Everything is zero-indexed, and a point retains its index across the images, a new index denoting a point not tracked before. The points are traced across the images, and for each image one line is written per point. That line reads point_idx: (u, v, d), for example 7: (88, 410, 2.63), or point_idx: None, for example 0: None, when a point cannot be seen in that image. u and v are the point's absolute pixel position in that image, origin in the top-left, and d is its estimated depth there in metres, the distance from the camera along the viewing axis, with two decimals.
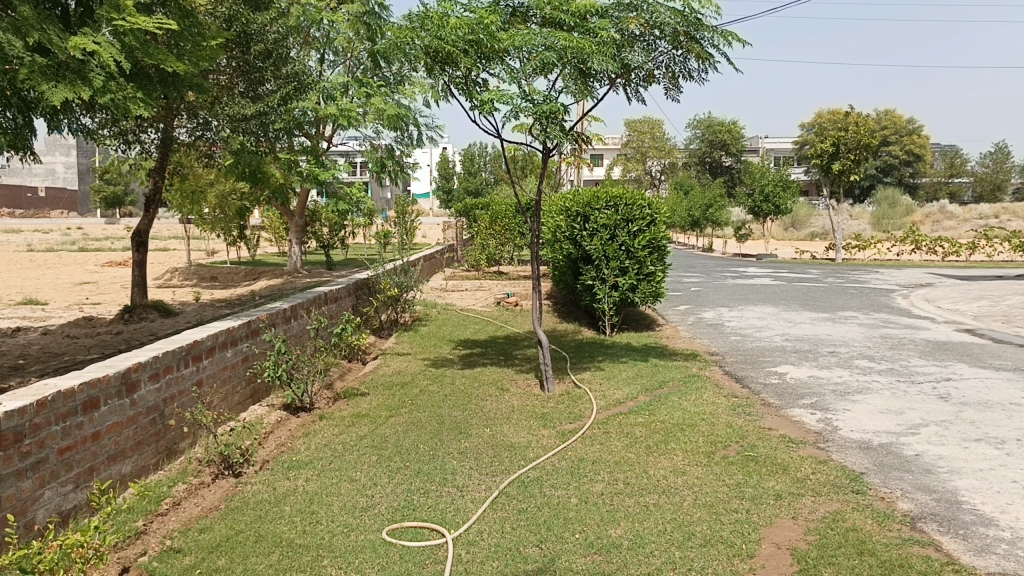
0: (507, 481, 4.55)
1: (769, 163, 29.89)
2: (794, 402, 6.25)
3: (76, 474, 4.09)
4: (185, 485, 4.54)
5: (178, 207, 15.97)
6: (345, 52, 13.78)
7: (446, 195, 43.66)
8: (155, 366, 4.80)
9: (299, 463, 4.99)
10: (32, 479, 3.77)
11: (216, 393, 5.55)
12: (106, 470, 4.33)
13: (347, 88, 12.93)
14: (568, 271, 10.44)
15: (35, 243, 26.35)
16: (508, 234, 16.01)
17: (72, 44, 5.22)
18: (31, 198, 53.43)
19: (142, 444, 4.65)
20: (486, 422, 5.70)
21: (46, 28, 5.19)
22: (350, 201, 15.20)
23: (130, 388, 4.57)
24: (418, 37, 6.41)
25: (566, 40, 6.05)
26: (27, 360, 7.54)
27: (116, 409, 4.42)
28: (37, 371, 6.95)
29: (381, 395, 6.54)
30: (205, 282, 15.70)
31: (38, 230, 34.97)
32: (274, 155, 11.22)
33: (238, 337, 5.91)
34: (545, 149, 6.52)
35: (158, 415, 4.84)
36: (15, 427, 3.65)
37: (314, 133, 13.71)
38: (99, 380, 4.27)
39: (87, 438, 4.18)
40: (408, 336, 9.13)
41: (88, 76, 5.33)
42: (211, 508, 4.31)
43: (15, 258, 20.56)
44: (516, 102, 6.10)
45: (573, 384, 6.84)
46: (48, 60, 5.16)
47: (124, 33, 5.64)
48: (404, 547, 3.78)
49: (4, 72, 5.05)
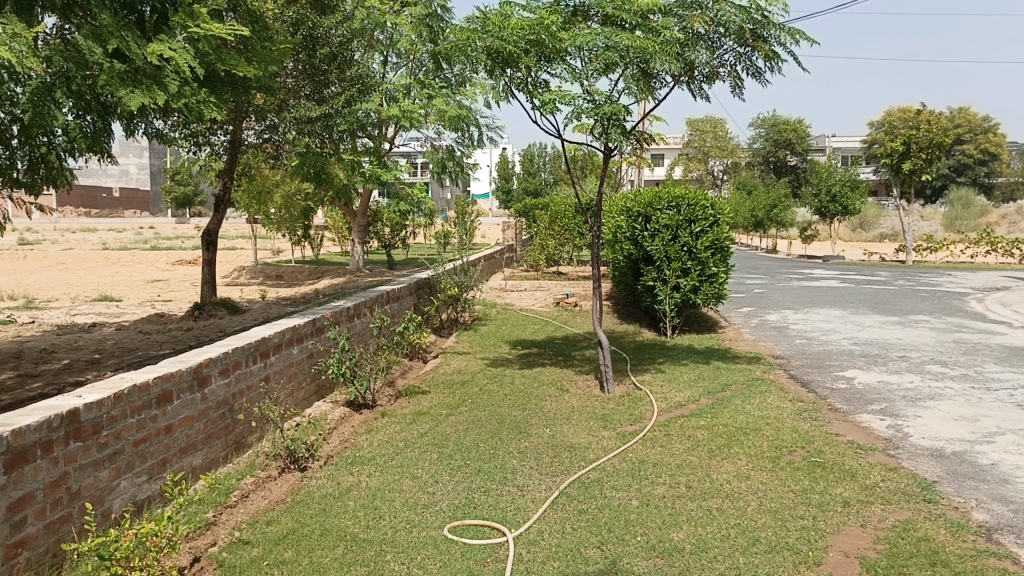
0: (567, 481, 4.54)
1: (836, 163, 29.18)
2: (862, 407, 6.10)
3: (150, 465, 4.23)
4: (253, 478, 4.66)
5: (245, 207, 16.41)
6: (407, 54, 13.97)
7: (505, 196, 43.76)
8: (225, 362, 4.94)
9: (362, 459, 5.07)
10: (108, 469, 3.92)
11: (282, 389, 5.68)
12: (179, 462, 4.47)
13: (409, 89, 13.07)
14: (629, 272, 10.38)
15: (109, 242, 27.30)
16: (567, 234, 15.98)
17: (148, 51, 5.41)
18: (106, 199, 55.37)
19: (212, 437, 4.79)
20: (546, 422, 5.71)
21: (124, 35, 5.41)
22: (411, 201, 15.36)
23: (201, 383, 4.70)
24: (479, 39, 6.44)
25: (628, 40, 6.02)
26: (103, 354, 7.83)
27: (188, 403, 4.56)
28: (112, 366, 7.22)
29: (441, 394, 6.59)
30: (270, 281, 16.07)
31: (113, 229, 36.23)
32: (337, 156, 11.41)
33: (303, 335, 6.03)
34: (605, 149, 6.49)
35: (227, 410, 4.97)
36: (93, 419, 3.81)
37: (376, 134, 13.90)
38: (172, 375, 4.42)
39: (160, 431, 4.32)
40: (467, 335, 9.19)
41: (163, 81, 5.52)
42: (278, 501, 4.41)
43: (91, 257, 21.35)
44: (578, 102, 6.09)
45: (633, 386, 6.80)
46: (125, 66, 5.37)
47: (198, 40, 5.81)
48: (465, 544, 3.81)
49: (84, 78, 5.27)
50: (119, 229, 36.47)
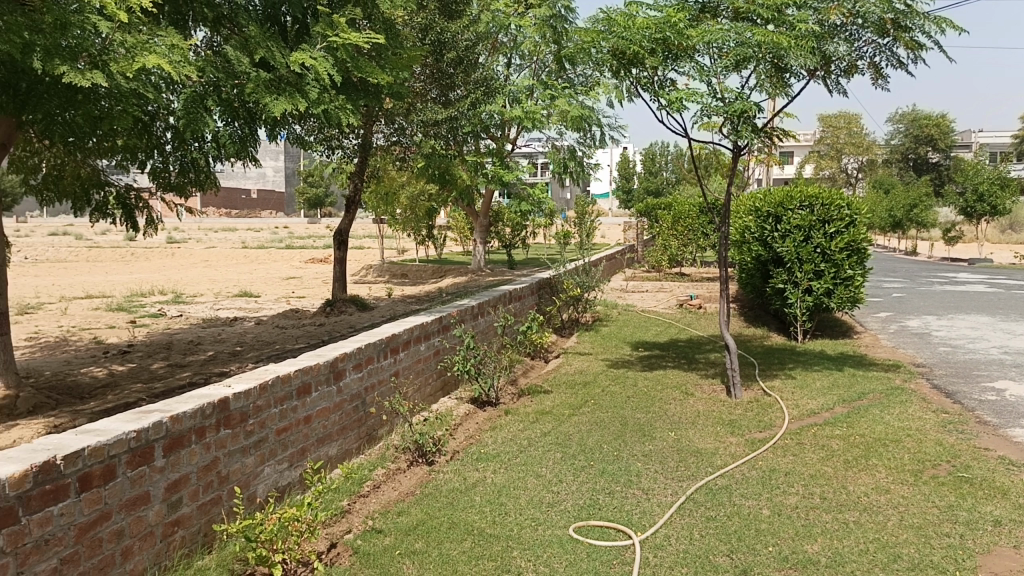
0: (694, 487, 4.47)
1: (984, 160, 27.35)
2: (1014, 421, 5.69)
3: (291, 453, 4.46)
4: (383, 470, 4.84)
5: (373, 207, 17.00)
6: (531, 55, 14.12)
7: (626, 196, 43.45)
8: (359, 356, 5.14)
9: (487, 455, 5.16)
10: (254, 456, 4.16)
11: (411, 385, 5.86)
12: (317, 451, 4.69)
13: (533, 90, 13.19)
14: (757, 274, 10.09)
15: (249, 241, 28.93)
16: (691, 235, 15.71)
17: (291, 60, 5.68)
18: (245, 200, 58.69)
19: (346, 429, 4.99)
20: (671, 426, 5.63)
21: (270, 45, 5.73)
22: (533, 201, 15.49)
23: (337, 376, 4.91)
24: (605, 39, 6.43)
25: (760, 35, 5.86)
26: (244, 347, 8.31)
27: (325, 395, 4.78)
28: (253, 358, 7.64)
29: (564, 394, 6.62)
30: (396, 279, 16.60)
31: (253, 229, 38.37)
32: (462, 157, 11.64)
33: (431, 332, 6.20)
34: (734, 148, 6.34)
35: (360, 403, 5.17)
36: (240, 408, 4.06)
37: (500, 135, 14.10)
38: (311, 368, 4.64)
39: (300, 421, 4.54)
40: (589, 336, 9.19)
41: (305, 89, 5.78)
42: (407, 493, 4.55)
43: (232, 254, 22.70)
44: (706, 101, 5.98)
45: (761, 392, 6.60)
46: (271, 75, 5.67)
47: (338, 48, 6.04)
48: (591, 545, 3.82)
49: (233, 86, 5.66)
50: (258, 229, 38.56)
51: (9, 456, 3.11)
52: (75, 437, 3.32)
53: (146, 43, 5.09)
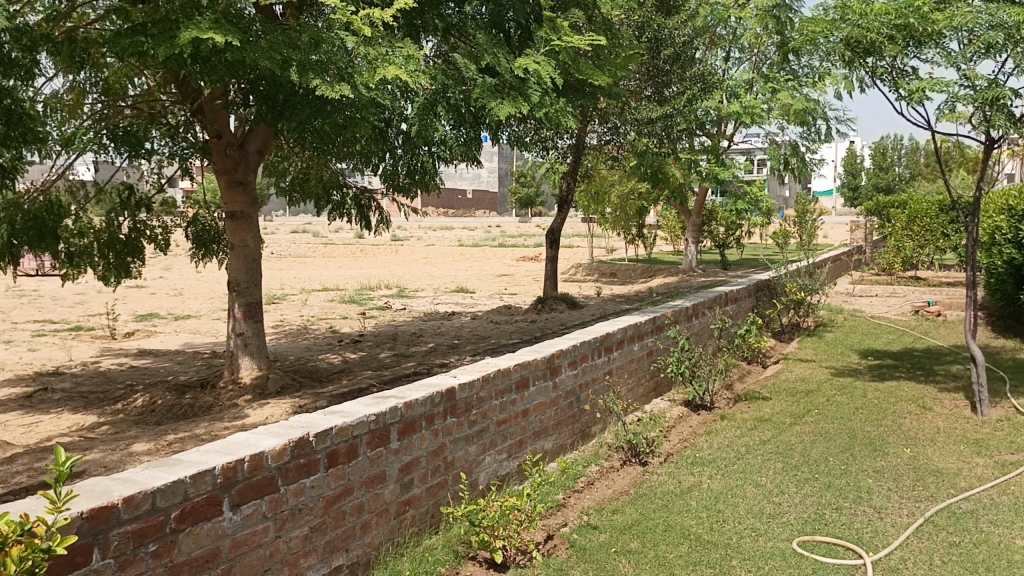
0: (935, 509, 4.12)
1: None
2: None
3: (510, 444, 4.62)
4: (598, 467, 4.89)
5: (585, 207, 17.21)
6: (752, 48, 13.65)
7: (851, 194, 40.79)
8: (574, 353, 5.22)
9: (703, 460, 5.05)
10: (477, 444, 4.36)
11: (624, 384, 5.87)
12: (534, 444, 4.83)
13: (752, 85, 12.73)
14: (1009, 280, 9.10)
15: (465, 238, 30.33)
16: (928, 235, 14.52)
17: (516, 65, 5.86)
18: (461, 200, 61.58)
19: (562, 424, 5.09)
20: (906, 442, 5.22)
21: (496, 51, 6.00)
22: (749, 200, 14.96)
23: (553, 372, 5.02)
24: (837, 28, 6.08)
25: (1021, 14, 5.29)
26: (462, 340, 8.72)
27: (542, 390, 4.90)
28: (470, 351, 7.99)
29: (784, 401, 6.34)
30: (606, 278, 16.69)
31: (469, 227, 40.15)
32: (676, 156, 11.48)
33: (645, 332, 6.17)
34: (986, 141, 5.76)
35: (576, 399, 5.25)
36: (465, 398, 4.27)
37: (716, 132, 13.75)
38: (530, 363, 4.77)
39: (519, 414, 4.70)
40: (810, 341, 8.74)
41: (527, 92, 5.92)
42: (622, 491, 4.57)
43: (451, 252, 23.90)
44: (953, 89, 5.49)
45: (1014, 410, 5.95)
46: (496, 80, 5.91)
47: (560, 51, 6.14)
48: (816, 561, 3.64)
49: (461, 91, 6.00)
50: (473, 228, 40.29)
51: (270, 431, 3.49)
52: (324, 417, 3.66)
53: (385, 55, 5.47)
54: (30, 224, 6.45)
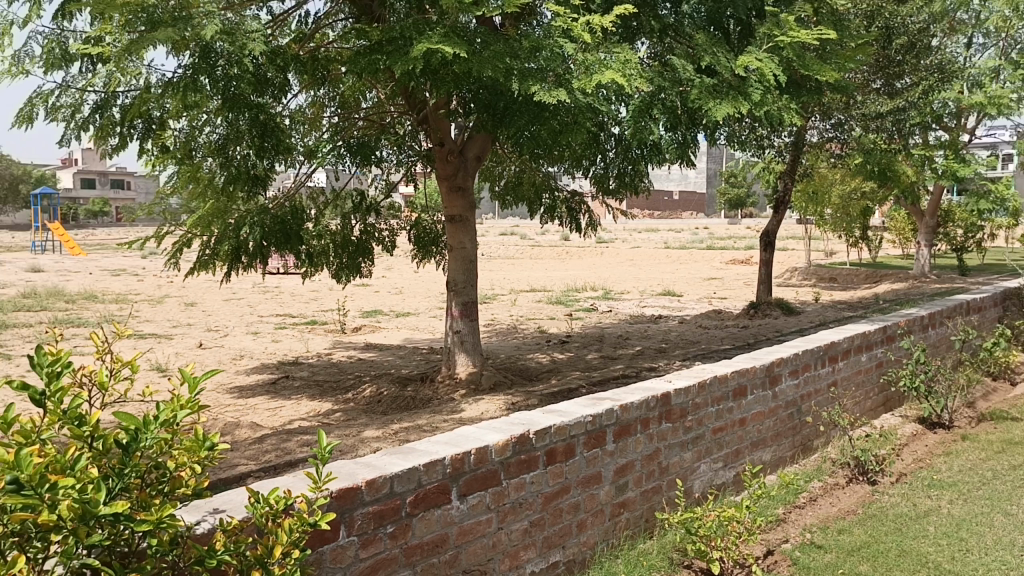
0: None
1: None
2: None
3: (727, 453, 4.51)
4: (821, 483, 4.66)
5: (801, 208, 16.44)
6: (999, 32, 12.42)
7: None
8: (796, 363, 4.99)
9: (941, 483, 4.66)
10: (692, 451, 4.30)
11: (850, 397, 5.54)
12: (752, 455, 4.68)
13: (999, 72, 11.58)
14: None
15: (673, 241, 29.94)
16: None
17: (737, 64, 5.73)
18: (667, 201, 60.85)
19: (781, 436, 4.89)
20: None
21: (716, 52, 5.91)
22: (993, 199, 13.60)
23: (773, 381, 4.84)
24: None
25: None
26: (670, 345, 8.62)
27: (760, 399, 4.74)
28: (680, 355, 7.88)
29: None
30: (824, 283, 15.84)
31: (675, 229, 39.60)
32: (907, 152, 10.68)
33: (873, 342, 5.79)
34: None
35: (797, 410, 5.03)
36: (681, 404, 4.23)
37: (954, 126, 12.63)
38: (748, 371, 4.63)
39: (736, 422, 4.57)
40: None
41: (748, 91, 5.77)
42: (848, 511, 4.32)
43: (657, 254, 23.71)
44: None
45: None
46: (716, 80, 5.80)
47: (784, 48, 5.92)
48: None
49: (678, 92, 5.94)
50: (680, 230, 39.68)
51: (493, 426, 3.64)
52: (543, 415, 3.77)
53: (601, 60, 5.50)
54: (278, 226, 7.17)
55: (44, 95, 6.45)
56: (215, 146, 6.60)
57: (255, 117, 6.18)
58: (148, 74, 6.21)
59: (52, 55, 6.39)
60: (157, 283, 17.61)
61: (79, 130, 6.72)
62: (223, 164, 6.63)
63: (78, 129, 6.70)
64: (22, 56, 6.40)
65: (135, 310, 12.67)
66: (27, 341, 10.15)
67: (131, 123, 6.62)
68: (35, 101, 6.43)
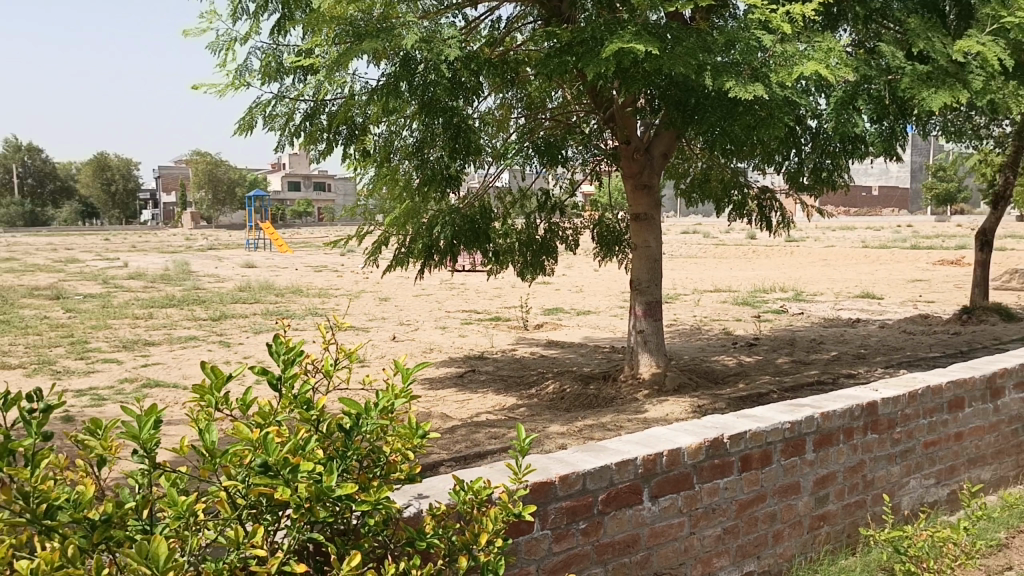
0: None
1: None
2: None
3: (940, 469, 4.19)
4: None
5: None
6: None
7: None
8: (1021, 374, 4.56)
9: None
10: (901, 465, 4.03)
11: None
12: (968, 472, 4.33)
13: None
14: None
15: (870, 240, 28.10)
16: None
17: (956, 49, 5.28)
18: (862, 197, 57.10)
19: (1003, 454, 4.48)
20: None
21: (931, 36, 5.48)
22: None
23: (995, 394, 4.43)
24: None
25: None
26: (870, 350, 8.08)
27: (980, 412, 4.36)
28: (881, 363, 7.37)
29: None
30: None
31: (872, 228, 37.07)
32: None
33: None
34: None
35: (1022, 427, 4.59)
36: (889, 414, 3.98)
37: None
38: (966, 382, 4.27)
39: (951, 437, 4.23)
40: None
41: (968, 79, 5.31)
42: None
43: (853, 254, 22.32)
44: None
45: None
46: (930, 67, 5.38)
47: (1011, 29, 5.39)
48: None
49: (887, 81, 5.56)
50: (877, 228, 37.11)
51: (685, 428, 3.57)
52: (738, 420, 3.66)
53: (800, 51, 5.23)
54: (467, 225, 7.44)
55: (263, 105, 7.05)
56: (411, 149, 6.94)
57: (449, 120, 6.40)
58: (353, 82, 6.63)
59: (269, 67, 6.97)
60: (355, 278, 18.79)
61: (292, 136, 7.28)
62: (419, 165, 6.93)
63: (291, 135, 7.26)
64: (245, 70, 7.03)
65: (336, 305, 13.60)
66: (245, 330, 11.17)
67: (337, 129, 7.10)
68: (255, 110, 7.04)
